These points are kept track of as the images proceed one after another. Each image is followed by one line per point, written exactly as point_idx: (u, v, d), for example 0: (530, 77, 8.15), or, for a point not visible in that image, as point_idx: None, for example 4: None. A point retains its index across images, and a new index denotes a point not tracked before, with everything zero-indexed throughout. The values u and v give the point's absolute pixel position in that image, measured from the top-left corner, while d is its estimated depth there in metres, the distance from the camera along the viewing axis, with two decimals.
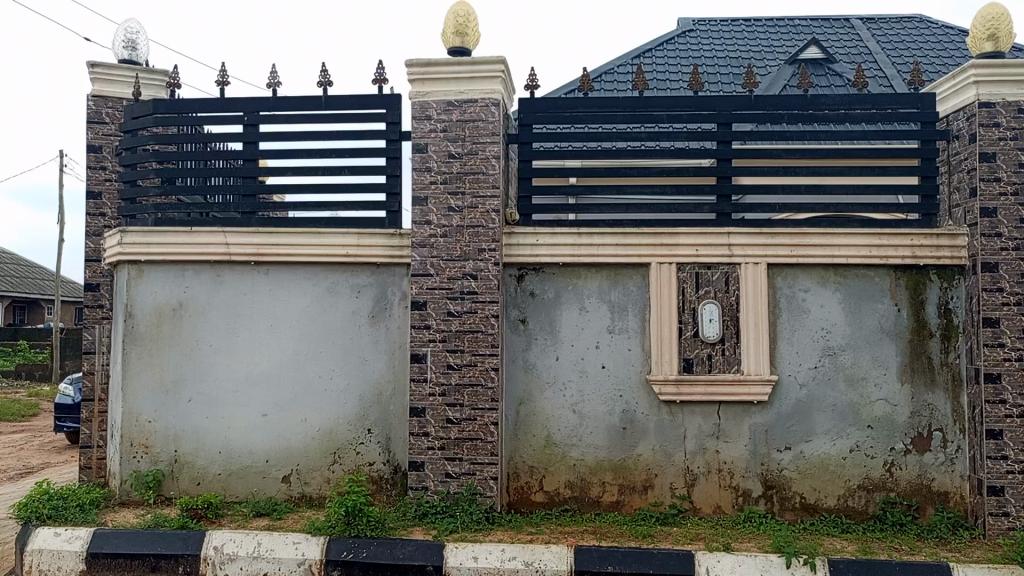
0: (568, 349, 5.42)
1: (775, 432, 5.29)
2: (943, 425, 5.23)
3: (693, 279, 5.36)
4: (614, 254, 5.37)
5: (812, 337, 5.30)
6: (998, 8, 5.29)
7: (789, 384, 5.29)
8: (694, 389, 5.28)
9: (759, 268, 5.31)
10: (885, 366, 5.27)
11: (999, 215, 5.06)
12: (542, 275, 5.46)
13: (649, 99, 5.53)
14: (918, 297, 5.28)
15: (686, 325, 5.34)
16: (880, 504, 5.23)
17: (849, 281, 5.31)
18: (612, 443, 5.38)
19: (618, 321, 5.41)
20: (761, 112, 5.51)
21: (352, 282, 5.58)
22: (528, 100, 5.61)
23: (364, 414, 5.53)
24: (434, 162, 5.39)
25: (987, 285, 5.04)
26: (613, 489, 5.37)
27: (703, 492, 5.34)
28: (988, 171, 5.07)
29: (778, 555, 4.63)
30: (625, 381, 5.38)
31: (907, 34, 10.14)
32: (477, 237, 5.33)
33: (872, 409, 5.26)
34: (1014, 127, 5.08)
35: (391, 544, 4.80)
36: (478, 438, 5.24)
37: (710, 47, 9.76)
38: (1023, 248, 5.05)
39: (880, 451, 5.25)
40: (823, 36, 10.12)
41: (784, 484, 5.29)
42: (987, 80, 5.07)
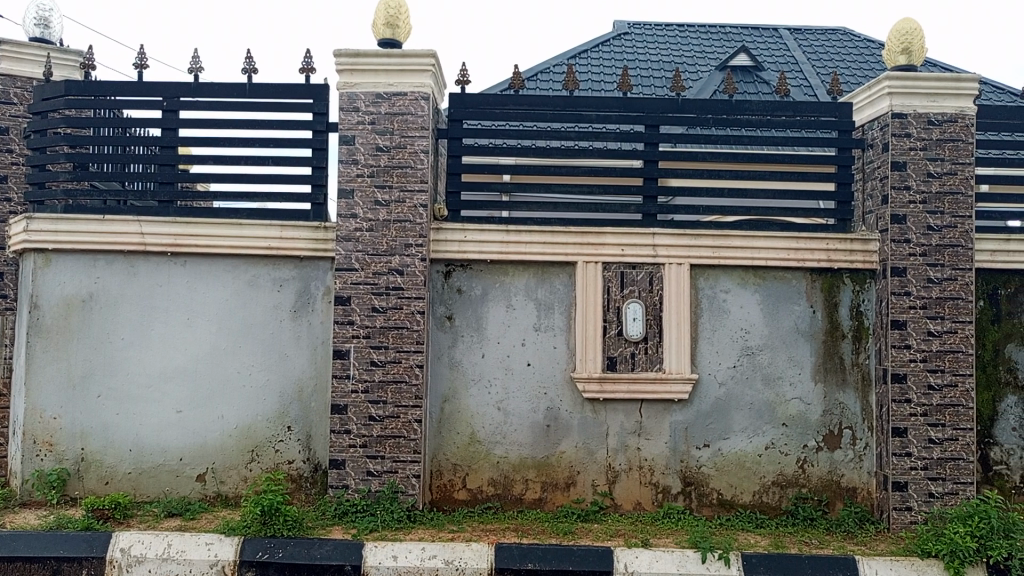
0: (494, 347, 5.41)
1: (695, 430, 5.40)
2: (853, 423, 5.43)
3: (619, 278, 5.41)
4: (541, 252, 5.38)
5: (731, 337, 5.42)
6: (911, 23, 5.50)
7: (709, 382, 5.41)
8: (617, 386, 5.34)
9: (683, 268, 5.40)
10: (800, 365, 5.43)
11: (908, 222, 5.27)
12: (469, 272, 5.44)
13: (579, 99, 5.57)
14: (832, 298, 5.46)
15: (611, 324, 5.39)
16: (793, 500, 5.38)
17: (768, 283, 5.45)
18: (535, 441, 5.39)
19: (543, 319, 5.42)
20: (687, 115, 5.60)
21: (274, 275, 5.43)
22: (459, 95, 5.57)
23: (283, 411, 5.40)
24: (361, 154, 5.30)
25: (895, 289, 5.25)
26: (535, 486, 5.39)
27: (624, 489, 5.40)
28: (899, 180, 5.27)
29: (694, 551, 4.73)
30: (549, 379, 5.40)
31: (831, 45, 10.49)
32: (403, 232, 5.27)
33: (787, 408, 5.42)
34: (924, 138, 5.29)
35: (308, 544, 4.69)
36: (401, 435, 5.18)
37: (644, 51, 9.89)
38: (929, 254, 5.27)
39: (794, 449, 5.42)
40: (753, 45, 10.37)
41: (702, 480, 5.40)
42: (900, 91, 5.27)
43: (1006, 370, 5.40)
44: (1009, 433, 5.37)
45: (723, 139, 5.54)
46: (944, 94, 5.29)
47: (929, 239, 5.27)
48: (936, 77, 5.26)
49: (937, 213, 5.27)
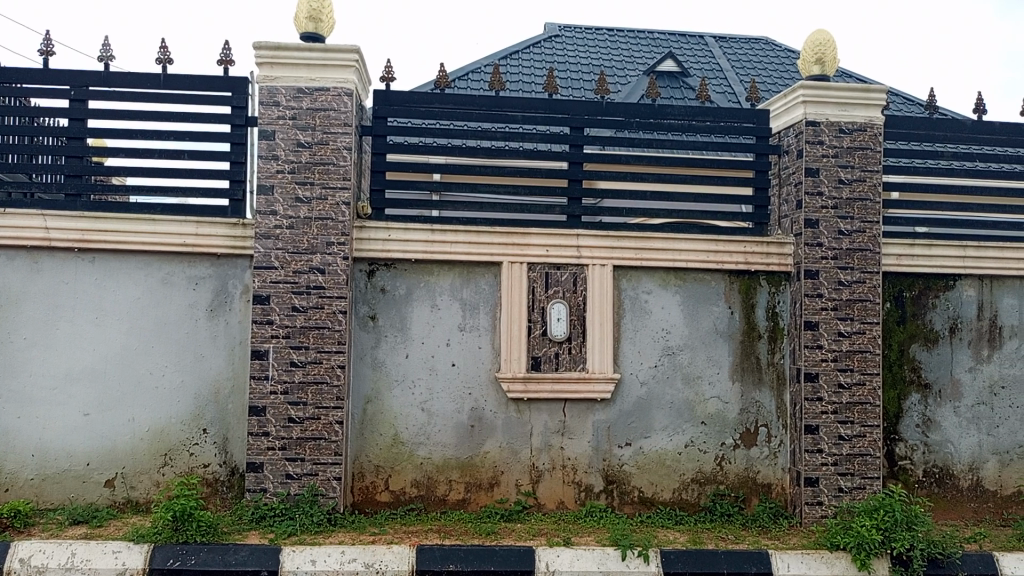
0: (418, 347, 5.36)
1: (617, 428, 5.47)
2: (768, 421, 5.59)
3: (543, 278, 5.43)
4: (466, 252, 5.35)
5: (652, 337, 5.52)
6: (825, 34, 5.70)
7: (631, 381, 5.48)
8: (541, 386, 5.36)
9: (606, 269, 5.46)
10: (718, 365, 5.57)
11: (821, 226, 5.46)
12: (393, 271, 5.37)
13: (505, 99, 5.57)
14: (749, 300, 5.62)
15: (535, 324, 5.41)
16: (711, 496, 5.51)
17: (689, 284, 5.57)
18: (459, 441, 5.37)
19: (468, 319, 5.40)
20: (612, 118, 5.67)
21: (190, 273, 5.25)
22: (383, 92, 5.50)
23: (199, 413, 5.23)
24: (281, 150, 5.17)
25: (809, 290, 5.43)
26: (459, 487, 5.37)
27: (547, 488, 5.44)
28: (812, 185, 5.45)
29: (614, 549, 4.78)
30: (474, 379, 5.39)
31: (754, 54, 10.80)
32: (325, 230, 5.17)
33: (706, 407, 5.55)
34: (836, 145, 5.49)
35: (223, 550, 4.55)
36: (321, 437, 5.08)
37: (575, 54, 9.99)
38: (840, 257, 5.46)
39: (712, 446, 5.55)
40: (680, 51, 10.60)
41: (624, 478, 5.48)
42: (813, 100, 5.45)
43: (910, 369, 5.64)
44: (914, 429, 5.63)
45: (646, 142, 5.62)
46: (855, 104, 5.50)
47: (840, 243, 5.47)
48: (847, 87, 5.46)
49: (847, 218, 5.48)
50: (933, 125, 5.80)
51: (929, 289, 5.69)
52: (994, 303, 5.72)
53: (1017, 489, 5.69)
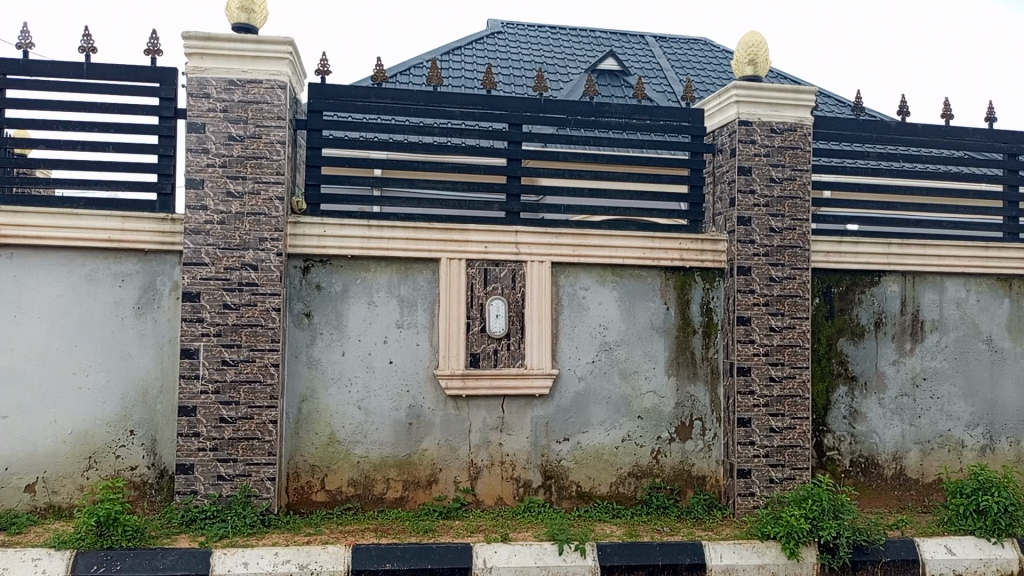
0: (355, 344, 5.30)
1: (555, 424, 5.50)
2: (702, 414, 5.70)
3: (482, 275, 5.42)
4: (404, 248, 5.30)
5: (590, 333, 5.57)
6: (757, 36, 5.82)
7: (568, 377, 5.52)
8: (479, 383, 5.35)
9: (544, 266, 5.48)
10: (654, 360, 5.65)
11: (753, 224, 5.58)
12: (329, 267, 5.29)
13: (443, 95, 5.53)
14: (684, 296, 5.71)
15: (474, 321, 5.39)
16: (647, 490, 5.60)
17: (625, 280, 5.63)
18: (396, 439, 5.33)
19: (406, 316, 5.36)
20: (550, 115, 5.69)
21: (115, 270, 5.08)
22: (319, 85, 5.40)
23: (125, 414, 5.07)
24: (212, 143, 5.04)
25: (741, 286, 5.55)
26: (396, 485, 5.33)
27: (486, 484, 5.44)
28: (745, 184, 5.57)
29: (551, 543, 4.81)
30: (411, 377, 5.35)
31: (694, 55, 10.98)
32: (258, 225, 5.06)
33: (643, 401, 5.63)
34: (767, 144, 5.61)
35: (150, 554, 4.42)
36: (254, 437, 4.97)
37: (517, 51, 10.01)
38: (771, 254, 5.60)
39: (648, 440, 5.63)
40: (621, 50, 10.71)
41: (562, 473, 5.52)
42: (746, 100, 5.57)
43: (838, 362, 5.82)
44: (841, 421, 5.81)
45: (584, 140, 5.66)
46: (785, 105, 5.64)
47: (772, 240, 5.60)
48: (777, 88, 5.59)
49: (778, 216, 5.61)
50: (860, 126, 5.97)
51: (856, 285, 5.86)
52: (916, 298, 5.94)
53: (937, 476, 5.93)
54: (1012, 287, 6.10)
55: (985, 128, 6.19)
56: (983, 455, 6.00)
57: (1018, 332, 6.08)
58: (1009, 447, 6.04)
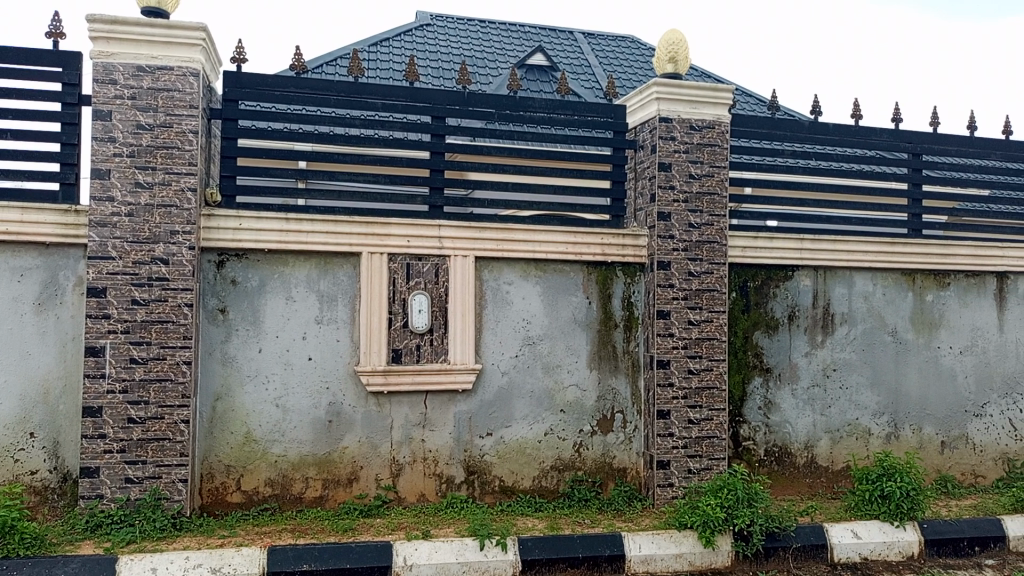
0: (272, 341, 5.17)
1: (478, 419, 5.49)
2: (623, 407, 5.79)
3: (404, 269, 5.35)
4: (323, 242, 5.19)
5: (513, 327, 5.58)
6: (677, 34, 5.92)
7: (492, 372, 5.52)
8: (401, 379, 5.29)
9: (467, 260, 5.45)
10: (577, 354, 5.70)
11: (672, 219, 5.67)
12: (245, 262, 5.14)
13: (364, 86, 5.43)
14: (606, 291, 5.78)
15: (396, 316, 5.32)
16: (569, 483, 5.65)
17: (548, 275, 5.66)
18: (316, 437, 5.22)
19: (326, 312, 5.25)
20: (473, 109, 5.65)
21: (13, 264, 4.81)
22: (234, 73, 5.23)
23: (25, 416, 4.82)
24: (119, 132, 4.83)
25: (661, 281, 5.64)
26: (316, 484, 5.23)
27: (408, 481, 5.39)
28: (665, 180, 5.66)
29: (473, 539, 4.80)
30: (331, 373, 5.25)
31: (621, 52, 11.11)
32: (169, 218, 4.87)
33: (565, 395, 5.67)
34: (686, 141, 5.71)
35: (50, 562, 4.21)
36: (165, 438, 4.80)
37: (445, 44, 9.93)
38: (690, 250, 5.70)
39: (571, 434, 5.68)
40: (550, 46, 10.74)
41: (485, 468, 5.51)
42: (666, 97, 5.65)
43: (753, 354, 5.98)
44: (756, 412, 5.98)
45: (507, 134, 5.65)
46: (704, 102, 5.74)
47: (690, 235, 5.71)
48: (696, 86, 5.69)
49: (697, 212, 5.72)
50: (775, 125, 6.18)
51: (771, 280, 6.04)
52: (827, 293, 6.15)
53: (846, 464, 6.17)
54: (916, 281, 6.38)
55: (891, 128, 6.44)
56: (888, 442, 6.28)
57: (921, 324, 6.37)
58: (912, 434, 6.33)
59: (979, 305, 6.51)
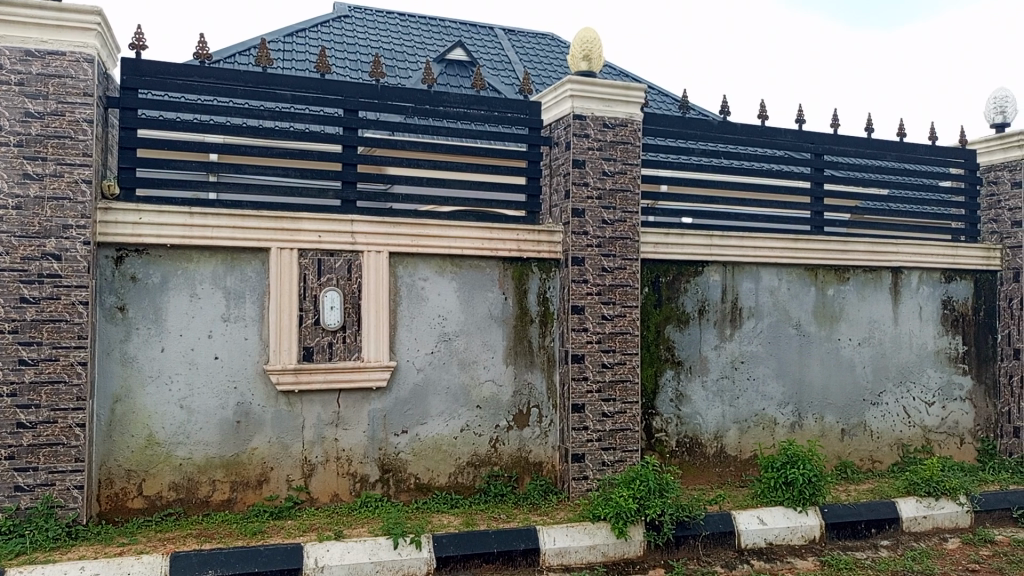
0: (176, 340, 4.97)
1: (393, 417, 5.43)
2: (539, 402, 5.82)
3: (316, 265, 5.22)
4: (230, 238, 5.01)
5: (428, 323, 5.53)
6: (591, 32, 5.98)
7: (407, 368, 5.46)
8: (313, 377, 5.18)
9: (381, 256, 5.36)
10: (492, 349, 5.71)
11: (586, 216, 5.73)
12: (145, 258, 4.93)
13: (273, 77, 5.27)
14: (522, 286, 5.80)
15: (307, 313, 5.19)
16: (485, 479, 5.65)
17: (464, 271, 5.63)
18: (223, 439, 5.06)
19: (233, 309, 5.09)
20: (387, 102, 5.57)
21: None
22: (133, 60, 5.00)
23: None
24: (5, 119, 4.55)
25: (576, 276, 5.70)
26: (223, 487, 5.07)
27: (320, 482, 5.28)
28: (579, 176, 5.71)
29: (386, 538, 4.74)
30: (239, 373, 5.09)
31: (542, 49, 11.16)
32: (61, 211, 4.62)
33: (481, 391, 5.67)
34: (600, 138, 5.78)
35: None
36: (58, 443, 4.56)
37: (363, 37, 9.78)
38: (604, 246, 5.78)
39: (487, 429, 5.68)
40: (470, 41, 10.71)
41: (400, 466, 5.45)
42: (580, 95, 5.70)
43: (665, 348, 6.11)
44: (668, 404, 6.11)
45: (422, 129, 5.59)
46: (617, 100, 5.82)
47: (604, 231, 5.78)
48: (610, 84, 5.76)
49: (610, 208, 5.80)
50: (686, 124, 6.32)
51: (681, 275, 6.17)
52: (735, 287, 6.34)
53: (752, 453, 6.39)
54: (818, 276, 6.64)
55: (795, 129, 6.68)
56: (793, 431, 6.52)
57: (823, 317, 6.64)
58: (815, 423, 6.59)
59: (876, 299, 6.83)
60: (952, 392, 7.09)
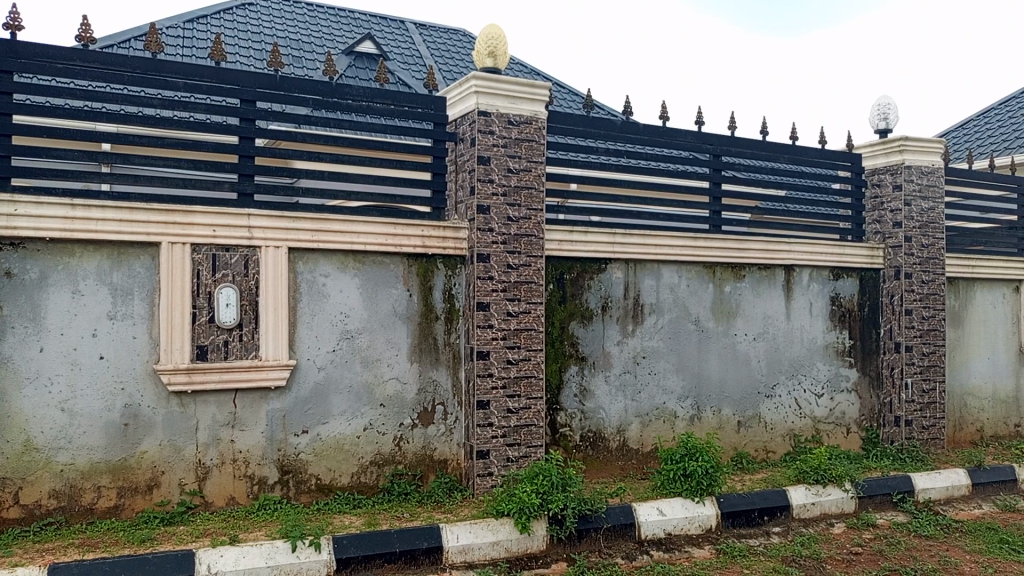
0: (56, 339, 4.70)
1: (292, 416, 5.29)
2: (444, 400, 5.79)
3: (210, 261, 5.03)
4: (117, 231, 4.76)
5: (330, 320, 5.41)
6: (496, 28, 5.98)
7: (307, 367, 5.33)
8: (207, 377, 4.98)
9: (280, 252, 5.21)
10: (397, 347, 5.64)
11: (491, 212, 5.73)
12: (22, 252, 4.63)
13: (164, 63, 5.04)
14: (426, 283, 5.75)
15: (201, 311, 5.00)
16: (389, 477, 5.59)
17: (367, 268, 5.54)
18: (109, 443, 4.81)
19: (120, 307, 4.84)
20: (286, 94, 5.41)
21: None
22: (7, 41, 4.68)
23: None
24: None
25: (481, 273, 5.69)
26: (109, 494, 4.82)
27: (215, 485, 5.10)
28: (484, 173, 5.70)
29: (284, 541, 4.62)
30: (127, 373, 4.85)
31: (453, 45, 11.12)
32: None
33: (385, 389, 5.59)
34: (504, 135, 5.79)
35: None
36: None
37: (268, 27, 9.50)
38: (509, 242, 5.79)
39: (390, 427, 5.61)
40: (380, 34, 10.55)
41: (300, 467, 5.32)
42: (485, 91, 5.69)
43: (570, 344, 6.19)
44: (572, 399, 6.19)
45: (323, 122, 5.46)
46: (522, 98, 5.85)
47: (509, 228, 5.80)
48: (514, 81, 5.78)
49: (515, 205, 5.82)
50: (590, 123, 6.42)
51: (585, 272, 6.26)
52: (637, 285, 6.48)
53: (654, 445, 6.54)
54: (716, 273, 6.86)
55: (694, 131, 6.88)
56: (692, 423, 6.72)
57: (720, 313, 6.87)
58: (712, 416, 6.82)
59: (770, 295, 7.11)
60: (840, 384, 7.46)
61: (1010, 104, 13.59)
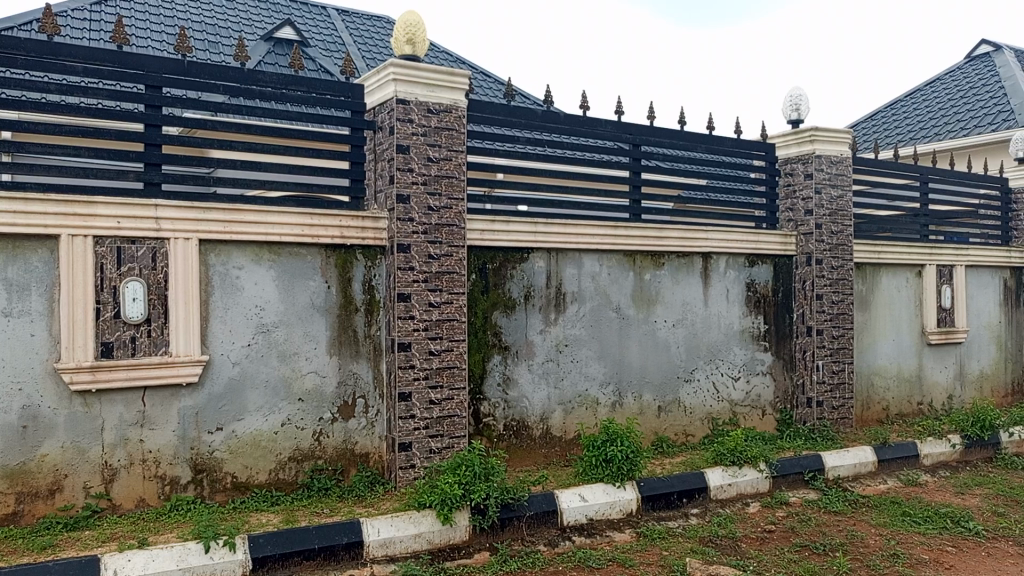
0: None
1: (206, 414, 5.13)
2: (365, 392, 5.72)
3: (114, 254, 4.81)
4: (10, 223, 4.49)
5: (244, 314, 5.26)
6: (415, 15, 5.89)
7: (221, 362, 5.17)
8: (113, 375, 4.78)
9: (190, 244, 5.01)
10: (315, 340, 5.53)
11: (411, 202, 5.65)
12: None
13: (61, 46, 4.77)
14: (345, 274, 5.65)
15: (105, 306, 4.79)
16: (308, 473, 5.49)
17: (283, 259, 5.40)
18: (7, 446, 4.57)
19: (15, 303, 4.59)
20: (195, 79, 5.20)
21: None
22: None
23: None
24: None
25: (401, 264, 5.62)
26: (8, 500, 4.59)
27: (124, 487, 4.91)
28: (403, 162, 5.62)
29: (197, 542, 4.48)
30: (25, 372, 4.60)
31: (377, 31, 10.92)
32: None
33: (303, 383, 5.48)
34: (424, 124, 5.71)
35: None
36: None
37: (180, 11, 9.14)
38: (430, 232, 5.73)
39: (310, 422, 5.51)
40: (300, 19, 10.28)
41: (214, 466, 5.17)
42: (404, 79, 5.59)
43: (493, 333, 6.19)
44: (495, 388, 6.20)
45: (234, 109, 5.27)
46: (441, 86, 5.77)
47: (430, 218, 5.74)
48: (433, 69, 5.70)
49: (435, 194, 5.76)
50: (511, 113, 6.40)
51: (508, 262, 6.26)
52: (560, 274, 6.52)
53: (576, 432, 6.62)
54: (637, 262, 6.96)
55: (614, 120, 6.94)
56: (613, 410, 6.82)
57: (641, 301, 6.98)
58: (634, 402, 6.94)
59: (688, 283, 7.26)
60: (755, 367, 7.69)
61: (915, 96, 14.21)
